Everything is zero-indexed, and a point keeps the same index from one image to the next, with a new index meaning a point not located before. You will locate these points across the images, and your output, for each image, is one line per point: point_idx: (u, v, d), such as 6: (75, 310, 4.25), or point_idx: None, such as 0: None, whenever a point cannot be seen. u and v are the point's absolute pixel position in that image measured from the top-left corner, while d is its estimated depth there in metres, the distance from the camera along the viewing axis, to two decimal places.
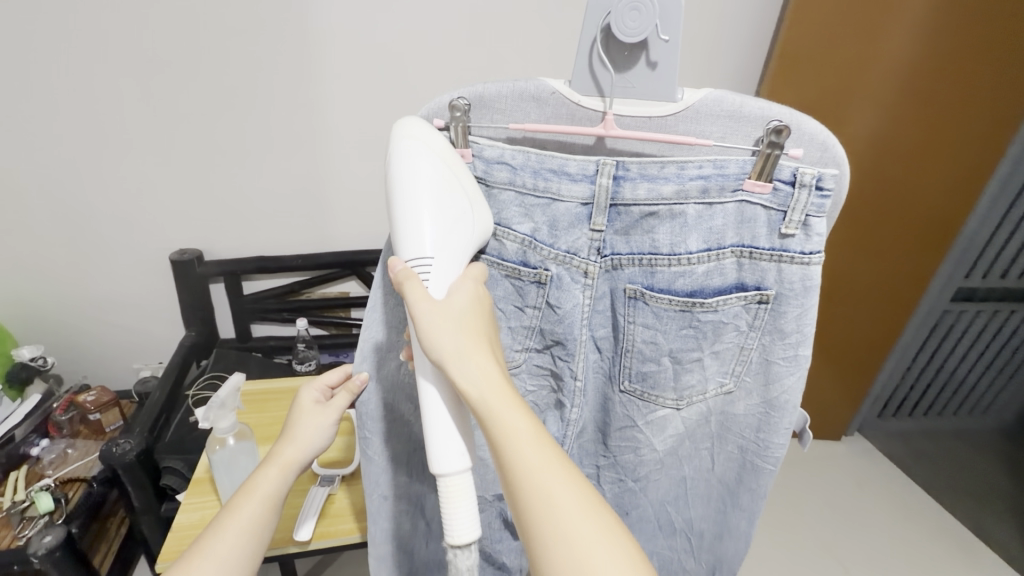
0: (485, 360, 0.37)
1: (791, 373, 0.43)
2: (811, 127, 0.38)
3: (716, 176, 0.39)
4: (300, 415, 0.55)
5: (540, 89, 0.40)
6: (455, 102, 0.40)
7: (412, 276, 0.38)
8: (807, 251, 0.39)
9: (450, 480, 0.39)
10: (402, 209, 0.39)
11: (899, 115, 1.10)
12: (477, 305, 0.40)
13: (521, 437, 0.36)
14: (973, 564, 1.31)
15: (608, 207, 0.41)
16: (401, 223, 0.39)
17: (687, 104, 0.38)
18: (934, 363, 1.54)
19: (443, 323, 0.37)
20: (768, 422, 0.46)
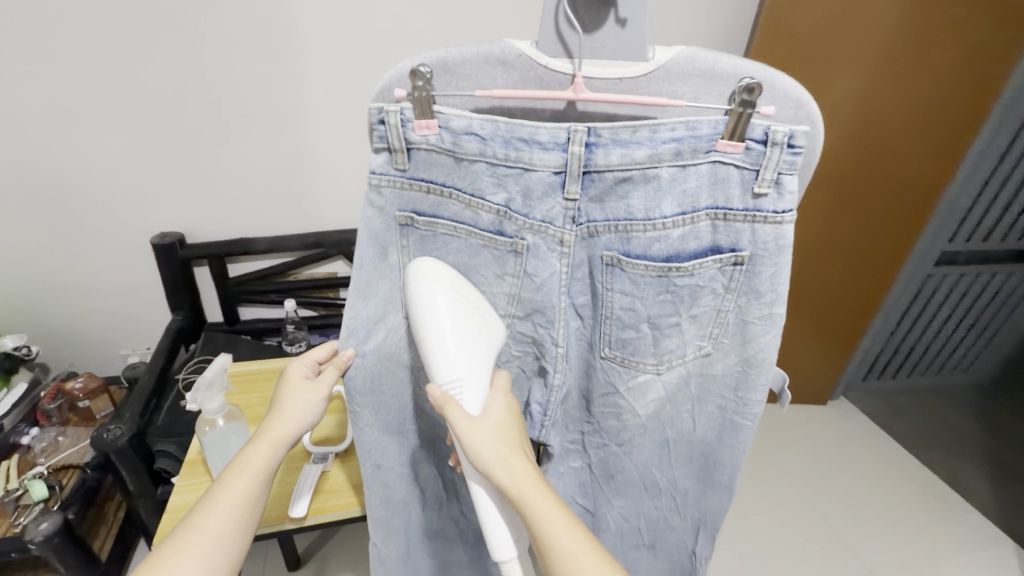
0: (520, 465, 0.42)
1: (766, 331, 0.44)
2: (786, 83, 0.38)
3: (690, 138, 0.38)
4: (289, 390, 0.54)
5: (506, 53, 0.38)
6: (416, 70, 0.38)
7: (450, 400, 0.42)
8: (780, 210, 0.40)
9: (510, 563, 0.44)
10: (430, 343, 0.42)
11: (885, 76, 1.09)
12: (507, 415, 0.44)
13: (558, 524, 0.41)
14: (952, 516, 1.37)
15: (582, 175, 0.40)
16: (430, 350, 0.42)
17: (658, 64, 0.38)
18: (918, 325, 1.57)
19: (484, 439, 0.42)
20: (746, 381, 0.48)
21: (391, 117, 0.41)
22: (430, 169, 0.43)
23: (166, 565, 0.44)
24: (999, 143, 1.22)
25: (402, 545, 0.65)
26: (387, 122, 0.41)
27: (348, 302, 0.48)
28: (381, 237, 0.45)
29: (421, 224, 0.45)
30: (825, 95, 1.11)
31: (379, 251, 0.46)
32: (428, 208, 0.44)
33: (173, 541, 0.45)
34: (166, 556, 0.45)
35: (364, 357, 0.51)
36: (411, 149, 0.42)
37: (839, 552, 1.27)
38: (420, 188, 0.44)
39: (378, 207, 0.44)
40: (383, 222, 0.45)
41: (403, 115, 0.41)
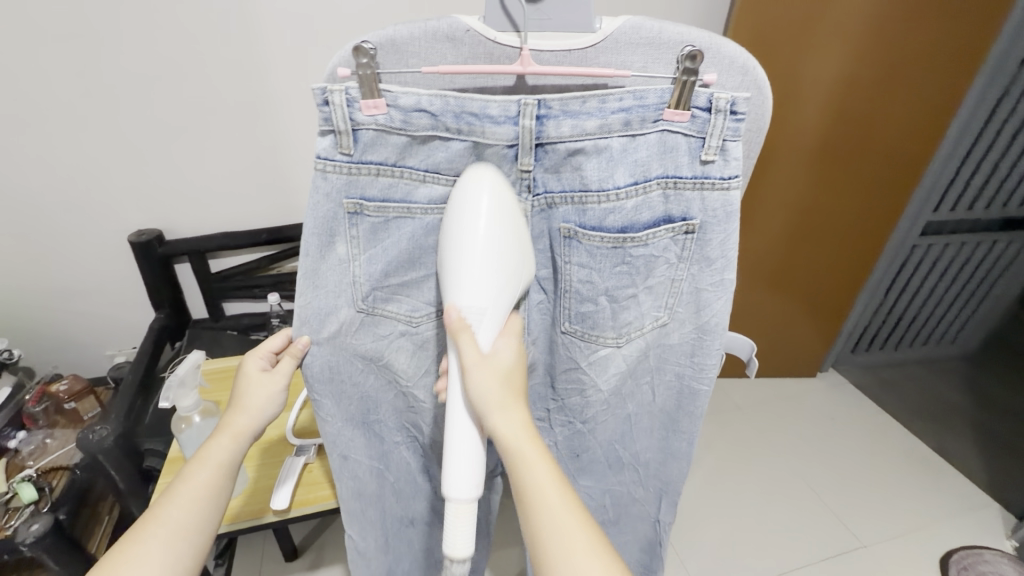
0: (517, 413, 0.42)
1: (719, 297, 0.45)
2: (730, 49, 0.38)
3: (637, 107, 0.38)
4: (247, 382, 0.54)
5: (453, 27, 0.38)
6: (358, 46, 0.37)
7: (466, 327, 0.41)
8: (727, 176, 0.40)
9: (460, 504, 0.41)
10: (456, 261, 0.41)
11: (866, 43, 1.08)
12: (517, 361, 0.44)
13: (545, 479, 0.41)
14: (941, 480, 1.41)
15: (534, 147, 0.40)
16: (452, 273, 0.41)
17: (606, 34, 0.37)
18: (903, 296, 1.59)
19: (490, 380, 0.41)
20: (701, 347, 0.48)
21: (335, 96, 0.40)
22: (379, 151, 0.42)
23: (131, 557, 0.45)
24: (977, 113, 1.23)
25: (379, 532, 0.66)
26: (331, 103, 0.40)
27: (299, 293, 0.47)
28: (329, 225, 0.44)
29: (370, 211, 0.44)
30: (809, 67, 1.09)
31: (327, 239, 0.45)
32: (376, 193, 0.43)
33: (134, 534, 0.46)
34: (129, 549, 0.45)
35: (318, 345, 0.50)
36: (356, 131, 0.41)
37: (826, 520, 1.30)
38: (368, 171, 0.42)
39: (323, 192, 0.43)
40: (330, 208, 0.44)
41: (348, 95, 0.40)
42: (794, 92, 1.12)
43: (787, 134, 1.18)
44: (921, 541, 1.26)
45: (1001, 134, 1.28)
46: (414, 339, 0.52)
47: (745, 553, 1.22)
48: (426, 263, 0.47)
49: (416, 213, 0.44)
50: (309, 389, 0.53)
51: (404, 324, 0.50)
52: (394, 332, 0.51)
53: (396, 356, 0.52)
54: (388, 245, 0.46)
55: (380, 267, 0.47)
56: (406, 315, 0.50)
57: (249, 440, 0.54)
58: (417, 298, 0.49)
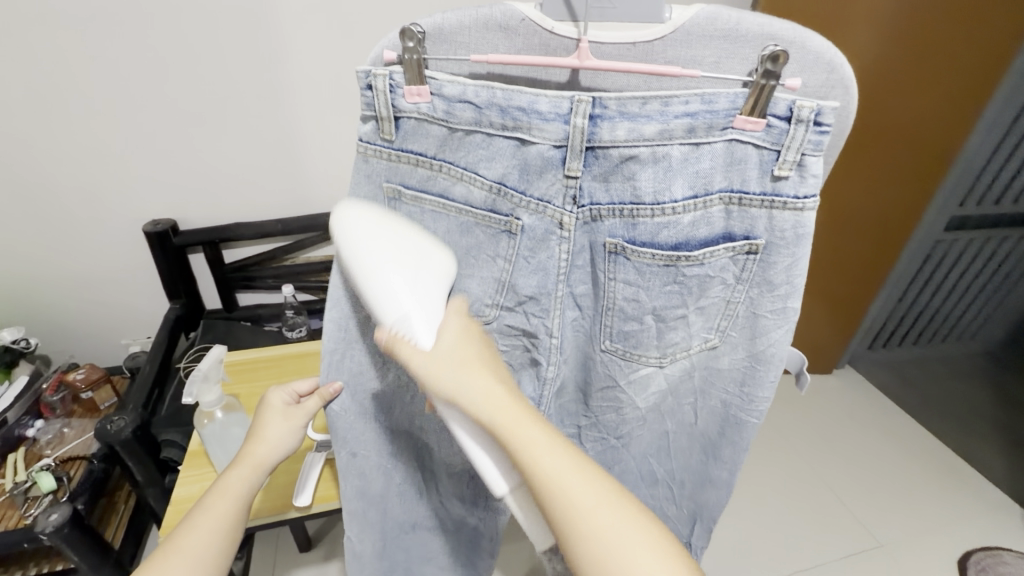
0: (486, 382, 0.37)
1: (778, 326, 0.41)
2: (815, 43, 0.32)
3: (704, 113, 0.34)
4: (266, 415, 0.55)
5: (507, 16, 0.34)
6: (406, 29, 0.33)
7: (399, 338, 0.36)
8: (799, 196, 0.35)
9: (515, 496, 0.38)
10: (366, 276, 0.37)
11: (900, 30, 1.05)
12: (466, 337, 0.39)
13: (542, 445, 0.36)
14: (959, 482, 1.39)
15: (585, 150, 0.36)
16: (369, 291, 0.37)
17: (676, 25, 0.33)
18: (923, 290, 1.56)
19: (438, 370, 0.36)
20: (753, 376, 0.45)
21: (378, 81, 0.36)
22: (421, 140, 0.39)
23: None
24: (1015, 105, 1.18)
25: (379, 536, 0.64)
26: (374, 88, 0.37)
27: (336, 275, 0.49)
28: (366, 210, 0.41)
29: (408, 199, 0.41)
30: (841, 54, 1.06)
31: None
32: (415, 181, 0.40)
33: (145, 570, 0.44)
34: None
35: (346, 333, 0.51)
36: (399, 118, 0.38)
37: (846, 519, 1.29)
38: (409, 160, 0.39)
39: (364, 175, 0.41)
40: (370, 192, 0.41)
41: (391, 80, 0.36)
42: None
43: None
44: (941, 544, 1.24)
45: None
46: None
47: (764, 551, 1.21)
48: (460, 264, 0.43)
49: (451, 210, 0.40)
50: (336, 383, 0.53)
51: None
52: None
53: None
54: (423, 238, 0.42)
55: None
56: None
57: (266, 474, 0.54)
58: (447, 298, 0.45)
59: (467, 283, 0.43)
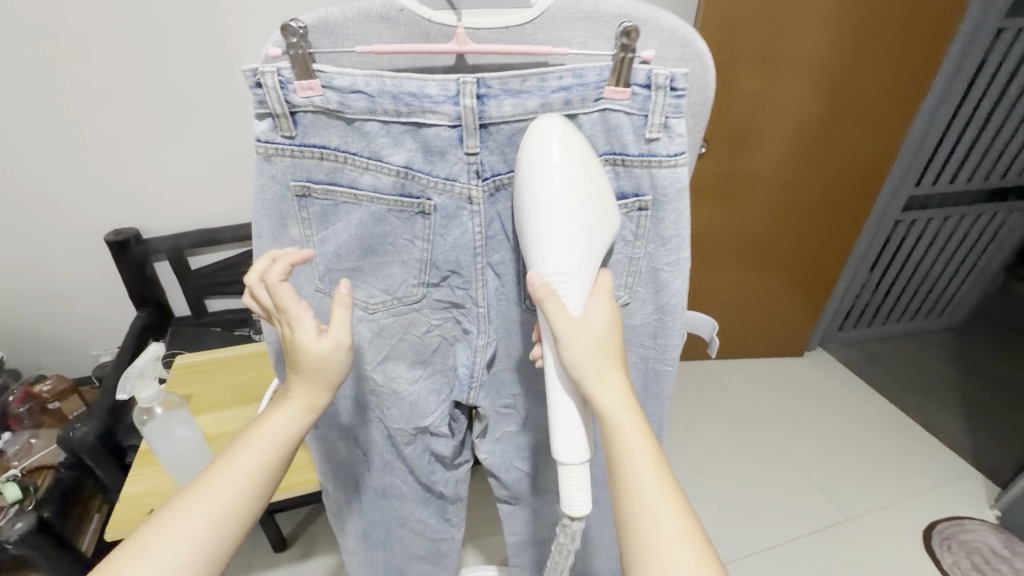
0: (615, 382, 0.40)
1: (676, 277, 0.44)
2: (668, 21, 0.34)
3: (577, 86, 0.36)
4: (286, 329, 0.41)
5: (387, 7, 0.35)
6: (287, 25, 0.33)
7: (552, 293, 0.37)
8: (674, 153, 0.37)
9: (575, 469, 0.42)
10: (534, 223, 0.37)
11: (843, 20, 1.10)
12: (610, 324, 0.40)
13: (637, 449, 0.39)
14: (923, 454, 1.44)
15: (479, 128, 0.37)
16: (532, 236, 0.37)
17: (541, 8, 0.34)
18: (888, 271, 1.65)
19: (580, 346, 0.38)
20: (663, 328, 0.47)
21: (267, 79, 0.36)
22: (322, 133, 0.38)
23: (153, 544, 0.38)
24: (954, 91, 1.28)
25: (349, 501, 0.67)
26: (263, 86, 0.36)
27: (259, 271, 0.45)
28: (277, 208, 0.42)
29: (318, 193, 0.41)
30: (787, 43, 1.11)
31: (278, 221, 0.42)
32: (323, 176, 0.40)
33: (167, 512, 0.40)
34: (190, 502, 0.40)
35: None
36: (296, 114, 0.38)
37: (814, 496, 1.32)
38: (312, 154, 0.39)
39: (269, 175, 0.40)
40: (278, 190, 0.41)
41: (281, 76, 0.36)
42: (770, 78, 1.15)
43: (766, 124, 1.22)
44: (905, 514, 1.28)
45: (981, 106, 1.34)
46: (370, 325, 0.48)
47: (737, 530, 1.24)
48: (377, 251, 0.44)
49: (362, 199, 0.41)
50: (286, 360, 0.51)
51: (361, 309, 0.47)
52: (353, 317, 0.48)
53: (366, 340, 0.49)
54: (339, 231, 0.43)
55: (334, 249, 0.44)
56: (363, 300, 0.47)
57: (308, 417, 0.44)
58: (374, 284, 0.46)
59: (391, 268, 0.45)
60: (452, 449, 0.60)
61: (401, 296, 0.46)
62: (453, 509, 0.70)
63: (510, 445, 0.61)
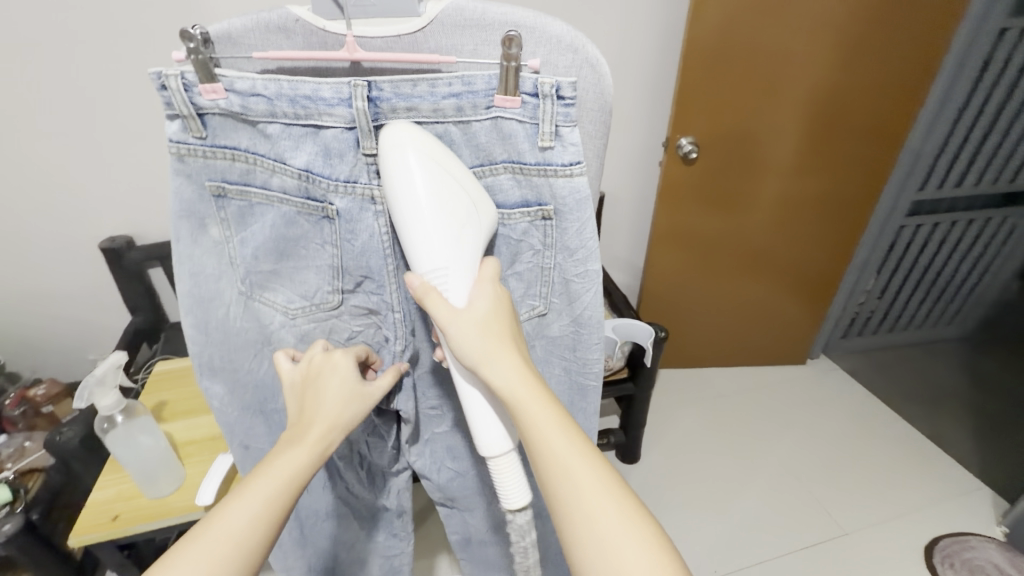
0: (510, 361, 0.39)
1: (587, 289, 0.45)
2: (556, 29, 0.37)
3: (466, 94, 0.37)
4: (325, 374, 0.44)
5: (284, 18, 0.36)
6: (183, 31, 0.33)
7: (432, 291, 0.39)
8: (568, 162, 0.39)
9: (499, 458, 0.45)
10: (406, 224, 0.39)
11: (838, 23, 1.08)
12: (498, 304, 0.41)
13: (547, 427, 0.38)
14: (931, 469, 1.38)
15: (373, 130, 0.38)
16: (407, 237, 0.39)
17: (431, 18, 0.36)
18: (892, 279, 1.60)
19: (466, 330, 0.39)
20: (581, 340, 0.49)
21: (171, 81, 0.37)
22: (231, 134, 0.40)
23: None
24: (956, 94, 1.24)
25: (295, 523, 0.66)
26: (168, 88, 0.37)
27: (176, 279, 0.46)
28: (194, 208, 0.43)
29: (234, 195, 0.42)
30: (785, 46, 1.09)
31: (197, 223, 0.44)
32: (236, 177, 0.42)
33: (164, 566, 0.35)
34: (183, 554, 0.36)
35: (207, 334, 0.49)
36: (204, 115, 0.39)
37: (810, 509, 1.27)
38: (224, 156, 0.40)
39: (184, 175, 0.41)
40: (195, 190, 0.42)
41: (184, 80, 0.37)
42: (764, 81, 1.13)
43: (762, 125, 1.19)
44: (906, 531, 1.23)
45: (987, 107, 1.29)
46: (292, 331, 0.49)
47: (727, 543, 1.20)
48: (293, 255, 0.46)
49: (274, 201, 0.43)
50: (199, 376, 0.51)
51: (281, 315, 0.49)
52: (274, 324, 0.49)
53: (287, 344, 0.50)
54: (256, 232, 0.44)
55: (251, 252, 0.45)
56: (283, 305, 0.48)
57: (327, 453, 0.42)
58: (292, 289, 0.48)
59: (306, 274, 0.47)
60: (388, 458, 0.64)
61: (318, 303, 0.48)
62: (400, 523, 0.72)
63: (441, 446, 0.61)
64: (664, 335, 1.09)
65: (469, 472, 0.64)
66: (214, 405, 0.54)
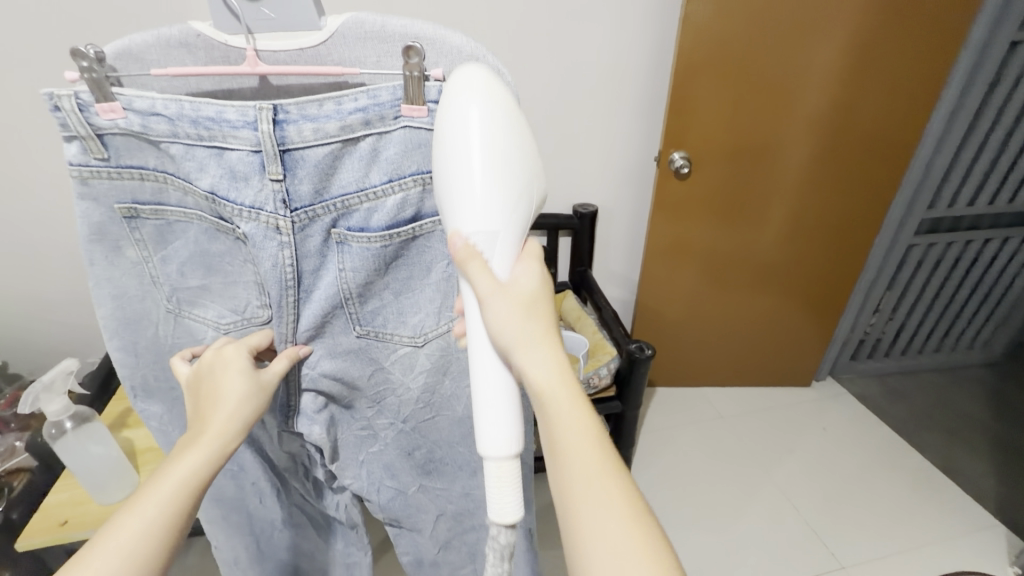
0: (549, 351, 0.43)
1: None
2: (455, 40, 0.41)
3: (372, 106, 0.41)
4: (218, 372, 0.45)
5: (183, 33, 0.39)
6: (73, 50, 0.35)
7: (477, 254, 0.40)
8: None
9: (500, 464, 0.41)
10: (455, 176, 0.39)
11: (848, 38, 1.05)
12: (539, 294, 0.45)
13: (575, 426, 0.42)
14: (942, 503, 1.30)
15: (278, 154, 0.40)
16: (455, 193, 0.40)
17: (331, 31, 0.40)
18: (904, 299, 1.53)
19: (512, 309, 0.42)
20: None
21: (65, 102, 0.38)
22: (135, 154, 0.41)
23: None
24: (965, 108, 1.19)
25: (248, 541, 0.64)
26: (61, 109, 0.38)
27: (98, 302, 0.46)
28: (106, 231, 0.43)
29: (148, 214, 0.44)
30: (790, 61, 1.06)
31: (111, 245, 0.44)
32: (149, 196, 0.43)
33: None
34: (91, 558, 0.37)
35: (137, 356, 0.50)
36: (104, 136, 0.40)
37: (803, 537, 1.22)
38: (132, 175, 0.42)
39: (92, 199, 0.42)
40: (104, 214, 0.43)
41: (79, 100, 0.38)
42: (767, 99, 1.10)
43: (763, 141, 1.16)
44: (911, 566, 1.16)
45: (1000, 123, 1.23)
46: None
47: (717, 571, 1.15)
48: (219, 269, 0.47)
49: (193, 217, 0.45)
50: (135, 398, 0.52)
51: (214, 330, 0.49)
52: (208, 337, 0.50)
53: None
54: (178, 249, 0.46)
55: (176, 269, 0.46)
56: (214, 321, 0.49)
57: (229, 447, 0.44)
58: (222, 304, 0.49)
59: (235, 288, 0.48)
60: (326, 473, 0.62)
61: (249, 317, 0.49)
62: (356, 539, 0.71)
63: (377, 465, 0.60)
64: (650, 353, 1.04)
65: (410, 491, 0.63)
66: (153, 425, 0.54)
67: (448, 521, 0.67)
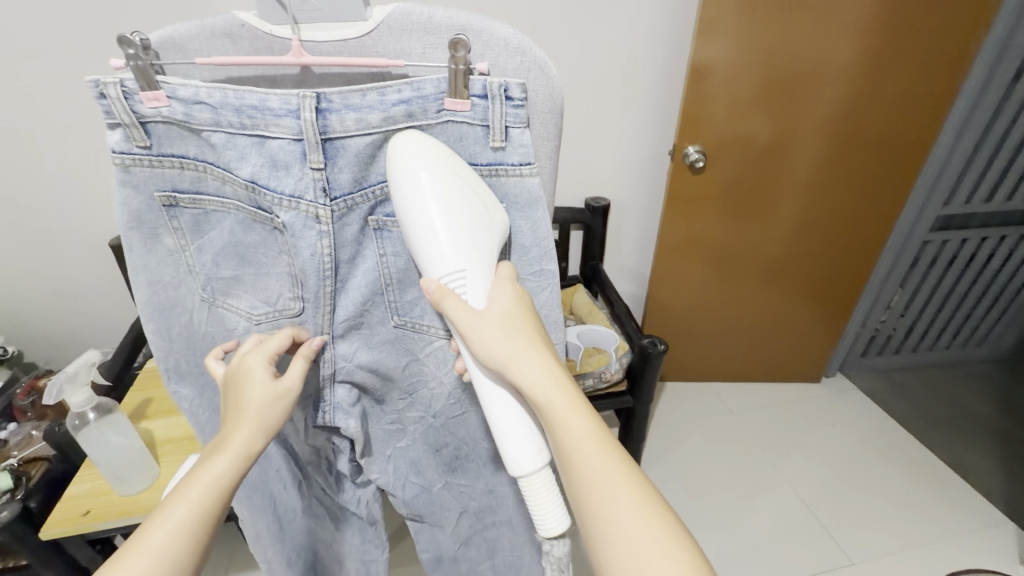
0: (540, 361, 0.43)
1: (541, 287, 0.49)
2: (501, 33, 0.40)
3: (416, 98, 0.41)
4: (240, 381, 0.45)
5: (227, 23, 0.39)
6: (122, 37, 0.35)
7: (449, 294, 0.42)
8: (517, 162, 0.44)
9: (531, 478, 0.45)
10: (418, 232, 0.42)
11: (866, 36, 1.04)
12: (519, 308, 0.44)
13: (583, 433, 0.42)
14: (951, 500, 1.30)
15: (321, 142, 0.40)
16: (422, 245, 0.42)
17: (377, 21, 0.40)
18: (917, 296, 1.53)
19: (490, 335, 0.43)
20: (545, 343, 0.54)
21: (110, 90, 0.38)
22: (176, 142, 0.41)
23: None
24: (985, 104, 1.18)
25: (271, 535, 0.64)
26: (107, 96, 0.38)
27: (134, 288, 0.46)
28: (144, 218, 0.43)
29: (186, 203, 0.44)
30: (809, 57, 1.06)
31: (149, 233, 0.44)
32: (187, 185, 0.43)
33: None
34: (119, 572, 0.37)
35: (170, 342, 0.49)
36: (147, 124, 0.40)
37: (812, 533, 1.22)
38: (172, 164, 0.42)
39: (132, 186, 0.42)
40: (143, 201, 0.43)
41: (123, 87, 0.38)
42: (785, 96, 1.10)
43: (780, 137, 1.15)
44: (920, 562, 1.16)
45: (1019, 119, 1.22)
46: None
47: (726, 564, 1.16)
48: (253, 260, 0.47)
49: (230, 207, 0.45)
50: (167, 380, 0.51)
51: (245, 321, 0.50)
52: (239, 328, 0.50)
53: None
54: (213, 238, 0.46)
55: (211, 257, 0.47)
56: (246, 312, 0.49)
57: (253, 454, 0.44)
58: (255, 296, 0.49)
59: (268, 280, 0.48)
60: (351, 467, 0.62)
61: (280, 308, 0.49)
62: (374, 531, 0.71)
63: (404, 461, 0.61)
64: (664, 348, 1.04)
65: (435, 488, 0.64)
66: (182, 408, 0.54)
67: (470, 517, 0.68)
